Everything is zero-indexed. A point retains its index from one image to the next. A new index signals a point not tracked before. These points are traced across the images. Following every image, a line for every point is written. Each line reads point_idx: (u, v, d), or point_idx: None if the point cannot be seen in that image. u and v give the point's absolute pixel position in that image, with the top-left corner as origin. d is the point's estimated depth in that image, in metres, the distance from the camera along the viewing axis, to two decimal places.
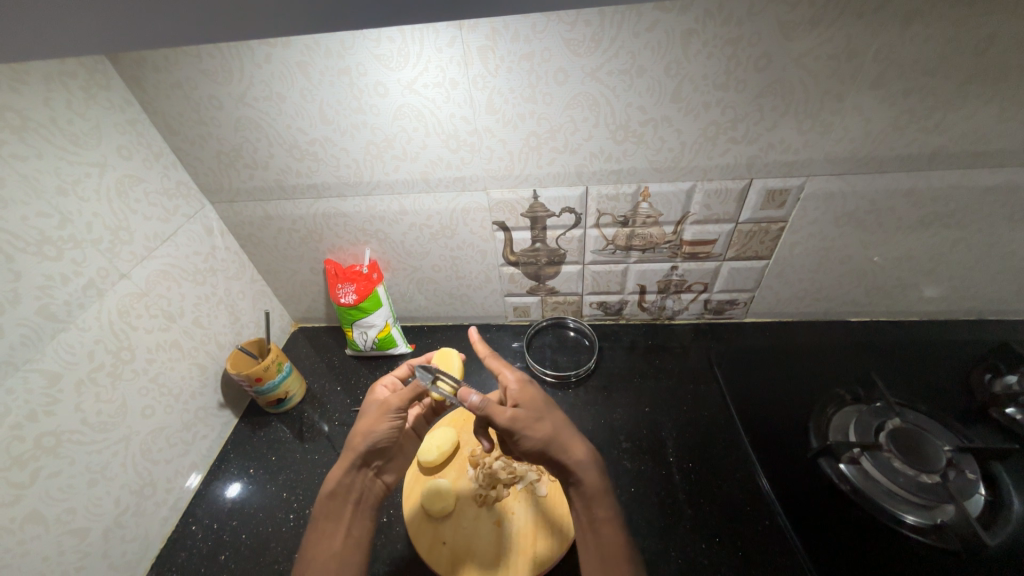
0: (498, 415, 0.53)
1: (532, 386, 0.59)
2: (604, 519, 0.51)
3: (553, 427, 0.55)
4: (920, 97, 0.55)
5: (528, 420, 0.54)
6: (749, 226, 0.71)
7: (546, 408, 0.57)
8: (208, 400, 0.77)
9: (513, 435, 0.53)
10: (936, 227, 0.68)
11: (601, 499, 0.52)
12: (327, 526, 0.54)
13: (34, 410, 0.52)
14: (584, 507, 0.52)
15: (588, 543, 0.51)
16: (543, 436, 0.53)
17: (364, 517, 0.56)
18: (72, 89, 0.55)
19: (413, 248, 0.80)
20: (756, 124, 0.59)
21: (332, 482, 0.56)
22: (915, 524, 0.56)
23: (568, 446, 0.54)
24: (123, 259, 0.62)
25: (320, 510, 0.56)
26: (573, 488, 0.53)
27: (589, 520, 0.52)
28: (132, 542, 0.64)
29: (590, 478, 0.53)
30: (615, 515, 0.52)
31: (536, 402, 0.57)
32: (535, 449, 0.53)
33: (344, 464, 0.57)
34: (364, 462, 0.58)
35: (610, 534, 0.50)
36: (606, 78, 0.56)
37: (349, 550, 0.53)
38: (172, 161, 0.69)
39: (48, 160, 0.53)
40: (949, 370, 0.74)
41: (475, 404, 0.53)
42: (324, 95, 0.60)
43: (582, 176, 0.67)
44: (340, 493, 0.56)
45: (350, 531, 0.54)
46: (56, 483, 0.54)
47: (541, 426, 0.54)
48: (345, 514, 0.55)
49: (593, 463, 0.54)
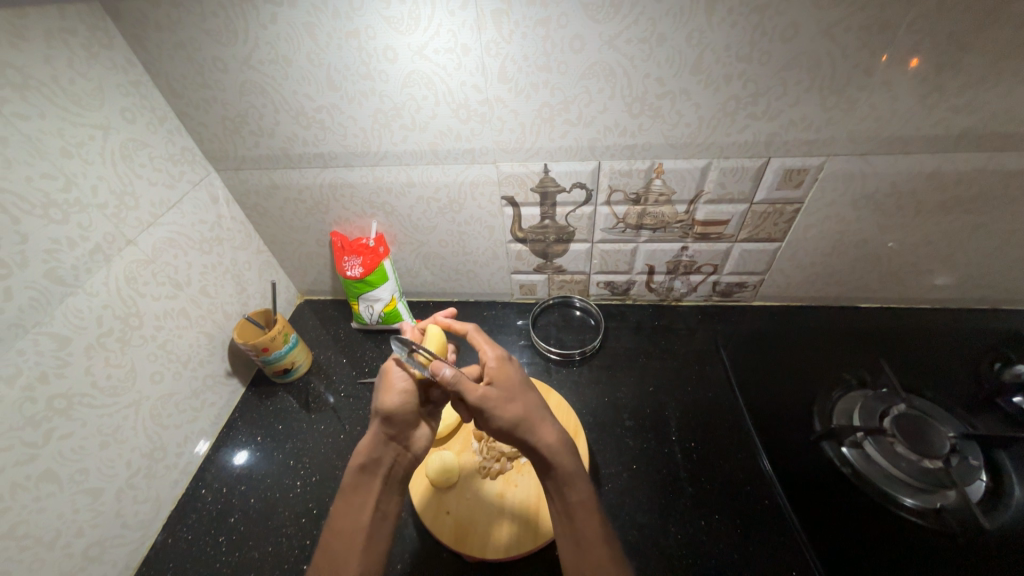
0: (468, 392, 0.52)
1: (512, 364, 0.57)
2: (577, 503, 0.49)
3: (524, 408, 0.53)
4: (953, 74, 0.52)
5: (498, 400, 0.53)
6: (764, 207, 0.69)
7: (520, 388, 0.55)
8: (215, 368, 0.77)
9: (482, 414, 0.52)
10: (958, 212, 0.66)
11: (578, 484, 0.50)
12: (355, 499, 0.51)
13: (45, 371, 0.52)
14: (560, 493, 0.50)
15: (565, 531, 0.49)
16: (512, 417, 0.52)
17: (393, 492, 0.52)
18: (73, 47, 0.53)
19: (420, 222, 0.78)
20: (778, 99, 0.57)
21: (360, 456, 0.53)
22: (913, 507, 0.57)
23: (538, 428, 0.52)
24: (129, 225, 0.61)
25: (346, 482, 0.52)
26: (544, 472, 0.52)
27: (566, 507, 0.50)
28: (144, 503, 0.66)
29: (561, 462, 0.51)
30: (592, 498, 0.50)
31: (511, 382, 0.55)
32: (503, 429, 0.52)
33: (371, 434, 0.54)
34: (390, 434, 0.54)
35: (589, 517, 0.48)
36: (624, 46, 0.54)
37: (376, 528, 0.49)
38: (176, 126, 0.68)
39: (51, 121, 0.52)
40: (959, 358, 0.73)
41: (447, 378, 0.51)
42: (331, 59, 0.58)
43: (595, 151, 0.65)
44: (369, 465, 0.52)
45: (379, 507, 0.51)
46: (69, 444, 0.55)
47: (512, 407, 0.53)
48: (374, 488, 0.51)
49: (566, 446, 0.52)
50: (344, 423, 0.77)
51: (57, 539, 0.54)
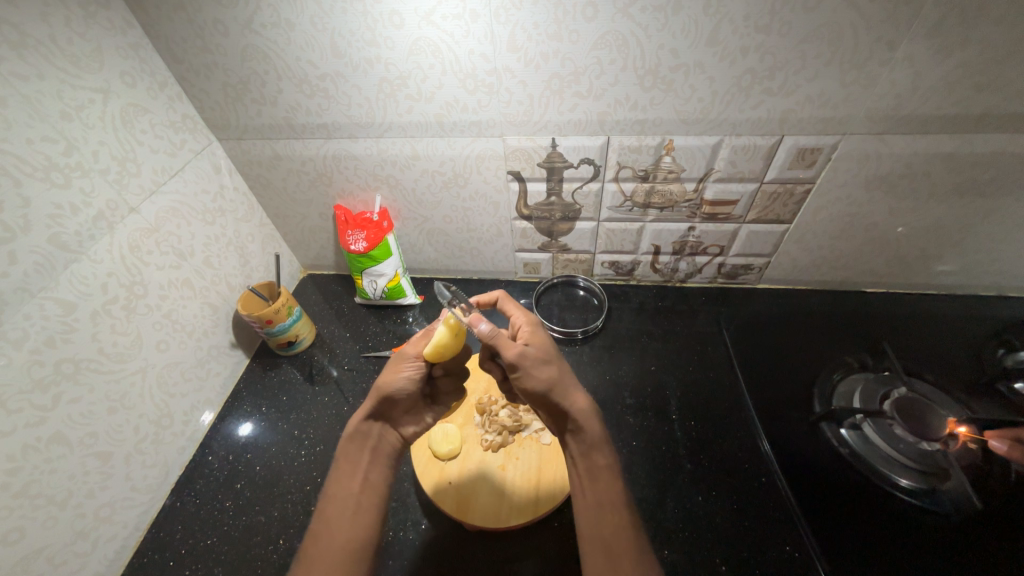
0: (506, 347, 0.52)
1: (544, 333, 0.57)
2: (603, 466, 0.49)
3: (558, 372, 0.53)
4: (979, 49, 0.51)
5: (536, 359, 0.52)
6: (774, 186, 0.68)
7: (553, 353, 0.55)
8: (220, 339, 0.78)
9: (517, 371, 0.52)
10: (971, 196, 0.65)
11: (602, 448, 0.50)
12: (345, 467, 0.51)
13: (52, 336, 0.52)
14: (584, 454, 0.50)
15: (584, 492, 0.49)
16: (547, 376, 0.52)
17: (382, 463, 0.53)
18: (70, 5, 0.52)
19: (424, 197, 0.78)
20: (796, 73, 0.55)
21: (351, 427, 0.53)
22: (908, 487, 0.57)
23: (570, 392, 0.52)
24: (132, 192, 0.61)
25: (339, 452, 0.53)
26: (570, 435, 0.52)
27: (588, 468, 0.50)
28: (152, 468, 0.67)
29: (591, 427, 0.51)
30: (615, 463, 0.50)
31: (545, 346, 0.55)
32: (537, 390, 0.52)
33: (363, 409, 0.54)
34: (381, 410, 0.54)
35: (608, 480, 0.49)
36: (638, 15, 0.52)
37: (365, 496, 0.50)
38: (177, 92, 0.66)
39: (50, 82, 0.51)
40: (963, 344, 0.73)
41: (484, 333, 0.52)
42: (336, 24, 0.56)
43: (604, 125, 0.64)
44: (358, 437, 0.53)
45: (369, 477, 0.51)
46: (78, 407, 0.56)
47: (548, 369, 0.52)
48: (362, 459, 0.52)
49: (594, 413, 0.52)
50: (347, 396, 0.78)
51: (69, 499, 0.56)
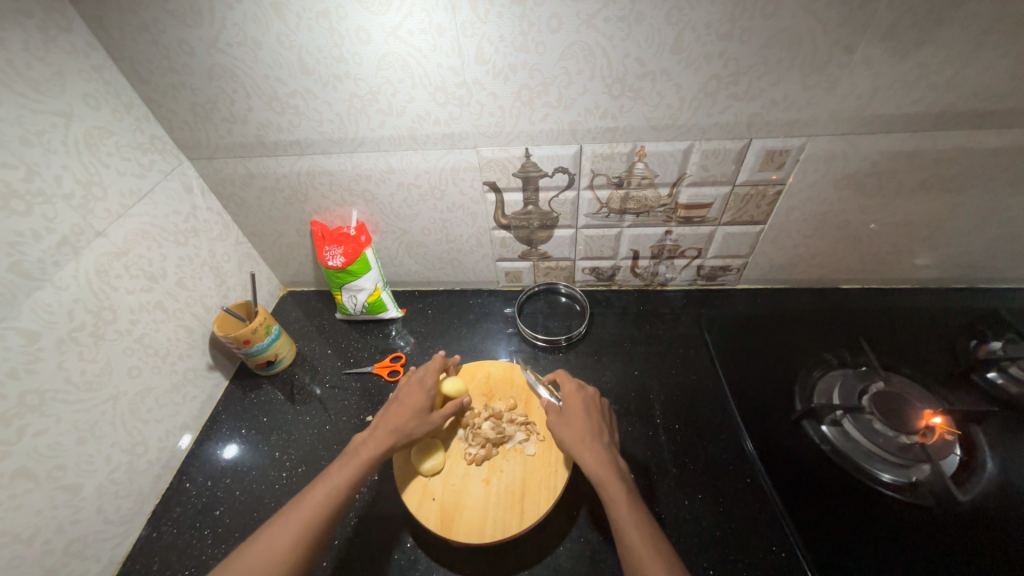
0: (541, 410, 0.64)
1: (585, 394, 0.64)
2: (611, 496, 0.51)
3: (575, 428, 0.59)
4: (933, 50, 0.52)
5: (556, 419, 0.61)
6: (746, 189, 0.69)
7: (580, 413, 0.61)
8: (197, 361, 0.76)
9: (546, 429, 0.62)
10: (937, 191, 0.67)
11: (610, 483, 0.53)
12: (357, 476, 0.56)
13: (15, 367, 0.51)
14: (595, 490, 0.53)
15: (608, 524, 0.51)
16: (560, 435, 0.59)
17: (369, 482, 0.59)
18: (27, 29, 0.51)
19: (401, 210, 0.77)
20: (759, 79, 0.56)
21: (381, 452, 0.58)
22: (890, 482, 0.58)
23: (580, 446, 0.57)
24: (98, 216, 0.60)
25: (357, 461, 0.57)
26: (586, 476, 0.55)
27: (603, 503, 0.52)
28: (127, 498, 0.65)
29: (601, 475, 0.53)
30: (621, 490, 0.52)
31: (573, 407, 0.62)
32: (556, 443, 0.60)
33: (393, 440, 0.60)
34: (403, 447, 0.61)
35: (617, 508, 0.51)
36: (603, 25, 0.53)
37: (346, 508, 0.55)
38: (144, 114, 0.66)
39: (8, 107, 0.50)
40: (938, 336, 0.74)
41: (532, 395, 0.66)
42: (303, 42, 0.56)
43: (576, 134, 0.64)
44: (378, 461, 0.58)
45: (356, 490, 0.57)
46: (44, 440, 0.54)
47: (567, 426, 0.60)
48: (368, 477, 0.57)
49: (603, 458, 0.55)
50: (330, 414, 0.77)
51: (36, 536, 0.53)
